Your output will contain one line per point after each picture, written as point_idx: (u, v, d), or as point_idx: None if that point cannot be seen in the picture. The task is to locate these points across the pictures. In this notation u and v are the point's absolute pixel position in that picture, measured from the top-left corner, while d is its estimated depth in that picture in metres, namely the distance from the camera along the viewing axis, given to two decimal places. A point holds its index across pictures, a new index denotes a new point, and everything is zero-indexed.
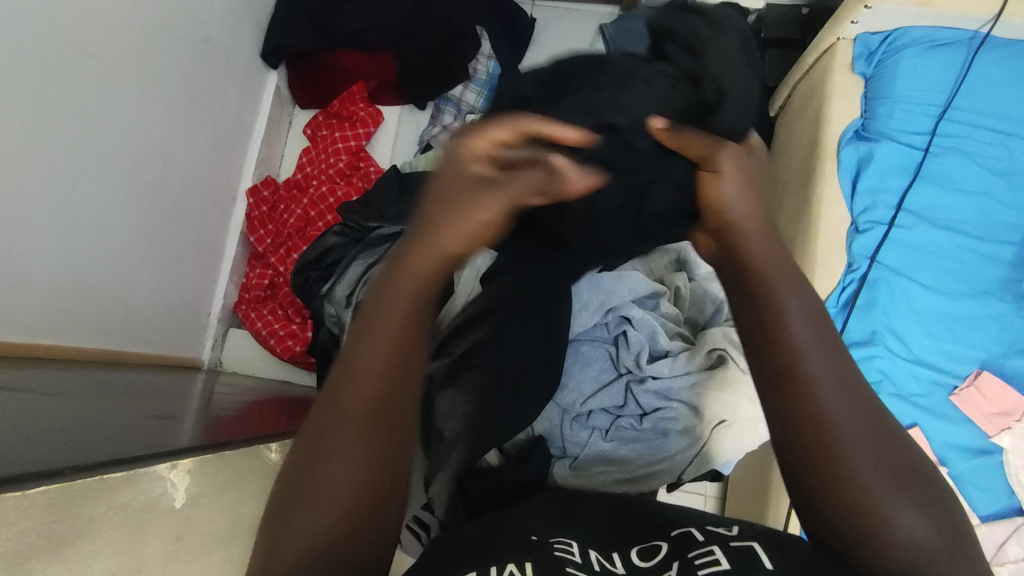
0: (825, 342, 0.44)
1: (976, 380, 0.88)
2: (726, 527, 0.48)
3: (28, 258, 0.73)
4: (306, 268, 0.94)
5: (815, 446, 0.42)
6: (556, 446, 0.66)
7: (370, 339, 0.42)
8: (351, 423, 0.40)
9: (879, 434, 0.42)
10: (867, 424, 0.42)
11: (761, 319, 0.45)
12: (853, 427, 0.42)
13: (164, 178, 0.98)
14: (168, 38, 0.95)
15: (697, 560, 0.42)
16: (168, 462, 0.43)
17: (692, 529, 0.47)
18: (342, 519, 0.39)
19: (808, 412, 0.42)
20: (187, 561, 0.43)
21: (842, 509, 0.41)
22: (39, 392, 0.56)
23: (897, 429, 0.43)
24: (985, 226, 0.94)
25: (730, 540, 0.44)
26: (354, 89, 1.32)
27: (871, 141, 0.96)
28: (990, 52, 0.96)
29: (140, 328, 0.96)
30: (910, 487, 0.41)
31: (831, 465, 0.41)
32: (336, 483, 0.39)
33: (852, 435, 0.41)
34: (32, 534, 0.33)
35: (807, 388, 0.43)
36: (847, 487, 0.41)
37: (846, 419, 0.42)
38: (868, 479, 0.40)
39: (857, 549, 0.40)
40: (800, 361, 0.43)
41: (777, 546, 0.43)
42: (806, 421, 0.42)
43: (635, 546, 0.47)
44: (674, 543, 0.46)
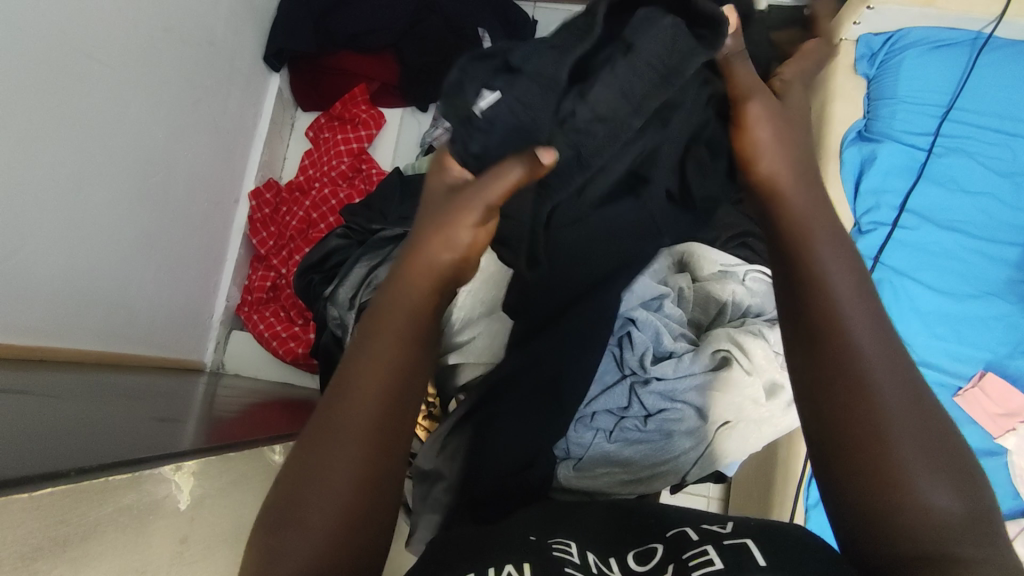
0: (876, 320, 0.44)
1: (981, 381, 0.87)
2: (719, 525, 0.47)
3: (32, 261, 0.73)
4: (310, 271, 0.95)
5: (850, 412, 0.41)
6: (560, 448, 0.66)
7: (365, 347, 0.46)
8: (344, 431, 0.43)
9: (924, 414, 0.41)
10: (912, 398, 0.41)
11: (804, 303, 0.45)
12: (896, 397, 0.41)
13: (167, 181, 0.98)
14: (171, 40, 0.96)
15: (690, 561, 0.42)
16: (174, 464, 0.43)
17: (688, 529, 0.47)
18: (345, 480, 0.41)
19: (847, 376, 0.42)
20: (191, 563, 0.43)
21: (864, 482, 0.40)
22: (43, 394, 0.56)
23: (929, 404, 0.41)
24: (990, 226, 0.93)
25: (724, 539, 0.44)
26: (355, 91, 1.32)
27: (874, 142, 0.96)
28: (993, 53, 0.96)
29: (142, 330, 0.96)
30: (949, 470, 0.39)
31: (858, 429, 0.41)
32: (323, 487, 0.41)
33: (892, 402, 0.40)
34: (38, 536, 0.32)
35: (849, 354, 0.43)
36: (878, 455, 0.40)
37: (874, 394, 0.41)
38: (904, 450, 0.39)
39: (879, 525, 0.39)
40: (849, 332, 0.43)
41: (771, 540, 0.42)
42: (844, 387, 0.42)
43: (631, 550, 0.47)
44: (668, 544, 0.46)
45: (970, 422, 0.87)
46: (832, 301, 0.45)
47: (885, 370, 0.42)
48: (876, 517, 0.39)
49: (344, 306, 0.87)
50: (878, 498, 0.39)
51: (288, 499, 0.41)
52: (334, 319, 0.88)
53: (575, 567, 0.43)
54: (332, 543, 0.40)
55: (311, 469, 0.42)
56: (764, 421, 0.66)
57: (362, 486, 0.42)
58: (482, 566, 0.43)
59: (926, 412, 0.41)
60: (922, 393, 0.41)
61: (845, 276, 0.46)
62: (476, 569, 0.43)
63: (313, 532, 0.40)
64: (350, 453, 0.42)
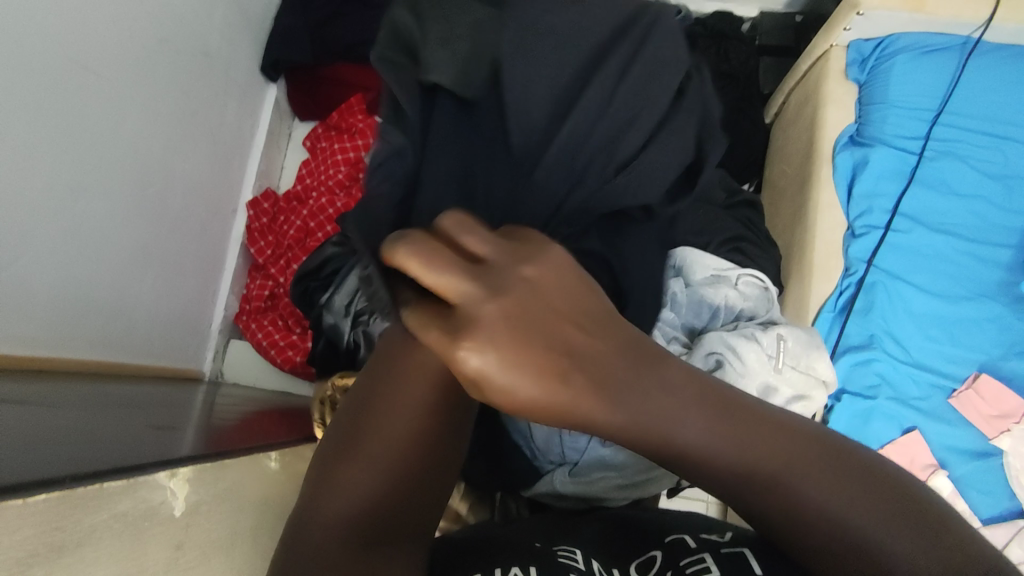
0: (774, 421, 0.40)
1: (975, 383, 0.88)
2: (719, 534, 0.49)
3: (29, 271, 0.73)
4: (306, 278, 0.96)
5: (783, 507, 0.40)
6: (556, 453, 0.66)
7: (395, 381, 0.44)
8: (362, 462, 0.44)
9: (857, 480, 0.39)
10: (833, 472, 0.39)
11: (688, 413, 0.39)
12: (828, 485, 0.39)
13: (164, 192, 0.99)
14: (168, 53, 0.96)
15: (687, 569, 0.45)
16: (167, 471, 0.44)
17: (687, 534, 0.50)
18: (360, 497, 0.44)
19: (767, 488, 0.40)
20: (188, 568, 0.42)
21: (815, 538, 0.40)
22: (38, 403, 0.56)
23: (859, 460, 0.40)
24: (981, 228, 0.94)
25: (721, 547, 0.47)
26: (354, 101, 1.33)
27: (866, 146, 0.97)
28: (980, 58, 0.97)
29: (140, 340, 0.96)
30: (896, 523, 0.39)
31: (783, 499, 0.40)
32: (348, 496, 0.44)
33: (826, 492, 0.39)
34: (33, 542, 0.33)
35: (745, 470, 0.39)
36: (823, 536, 0.40)
37: (802, 463, 0.39)
38: (855, 524, 0.39)
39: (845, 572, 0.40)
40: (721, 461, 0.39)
41: (766, 551, 0.45)
42: (784, 491, 0.40)
43: (634, 562, 0.49)
44: (667, 553, 0.48)
45: (965, 423, 0.87)
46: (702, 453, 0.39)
47: (791, 467, 0.39)
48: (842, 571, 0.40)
49: (340, 313, 0.88)
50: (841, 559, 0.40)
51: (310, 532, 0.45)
52: (330, 325, 0.89)
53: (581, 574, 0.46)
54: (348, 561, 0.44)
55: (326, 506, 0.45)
56: None
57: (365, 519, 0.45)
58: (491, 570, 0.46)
59: (858, 476, 0.40)
60: (847, 455, 0.40)
61: (686, 415, 0.38)
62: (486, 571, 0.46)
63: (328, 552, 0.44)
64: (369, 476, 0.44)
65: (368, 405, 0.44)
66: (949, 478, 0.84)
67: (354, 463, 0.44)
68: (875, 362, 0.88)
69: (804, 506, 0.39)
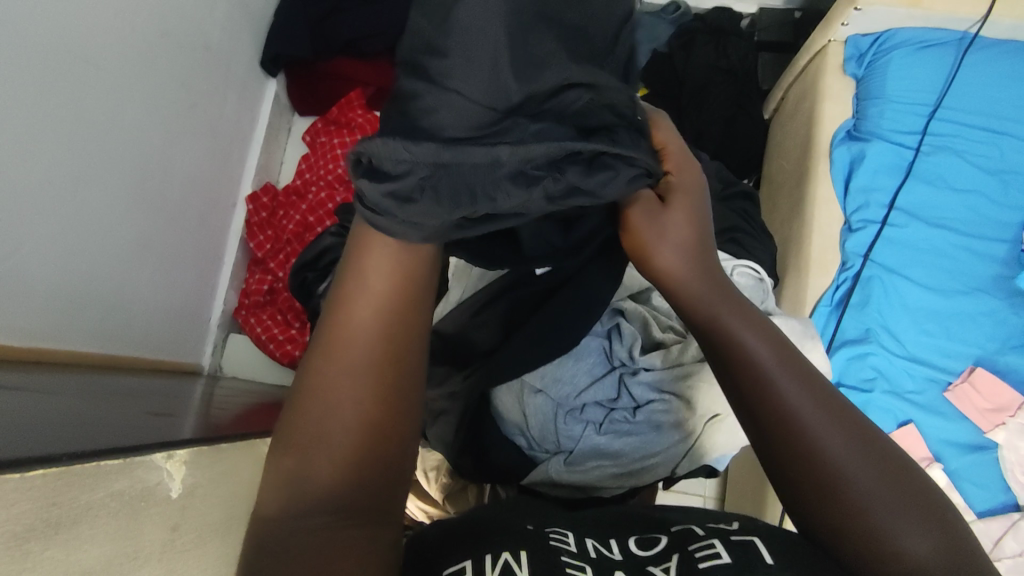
0: (801, 383, 0.46)
1: (970, 376, 0.88)
2: (726, 522, 0.50)
3: (28, 263, 0.74)
4: (304, 269, 0.96)
5: (791, 446, 0.45)
6: (551, 442, 0.66)
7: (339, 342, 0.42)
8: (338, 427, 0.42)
9: (852, 429, 0.45)
10: (835, 418, 0.45)
11: (729, 363, 0.47)
12: (833, 431, 0.45)
13: (164, 184, 0.99)
14: (168, 46, 0.97)
15: (697, 552, 0.44)
16: (163, 452, 0.44)
17: (694, 525, 0.49)
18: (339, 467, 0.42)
19: (780, 421, 0.45)
20: (183, 551, 0.43)
21: (834, 509, 0.44)
22: (38, 391, 0.56)
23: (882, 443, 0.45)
24: (977, 223, 0.94)
25: (732, 535, 0.46)
26: (353, 95, 1.34)
27: (863, 141, 0.97)
28: (978, 53, 0.97)
29: (139, 332, 0.97)
30: (882, 475, 0.44)
31: (806, 452, 0.44)
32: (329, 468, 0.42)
33: (824, 427, 0.45)
34: (32, 515, 0.33)
35: (775, 397, 0.46)
36: (822, 480, 0.44)
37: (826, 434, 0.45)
38: (843, 466, 0.44)
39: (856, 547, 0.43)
40: (772, 379, 0.46)
41: (775, 540, 0.45)
42: (803, 446, 0.45)
43: (634, 536, 0.49)
44: (673, 536, 0.48)
45: (960, 417, 0.87)
46: (759, 366, 0.46)
47: (807, 405, 0.45)
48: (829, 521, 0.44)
49: None
50: (828, 507, 0.44)
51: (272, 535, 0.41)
52: None
53: (571, 555, 0.45)
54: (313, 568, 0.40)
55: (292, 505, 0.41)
56: None
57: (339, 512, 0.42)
58: (478, 553, 0.45)
59: (852, 427, 0.45)
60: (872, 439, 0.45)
61: (750, 327, 0.48)
62: (471, 559, 0.44)
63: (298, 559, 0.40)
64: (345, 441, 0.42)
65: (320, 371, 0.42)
66: (945, 471, 0.85)
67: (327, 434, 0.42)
68: (869, 356, 0.88)
69: (810, 444, 0.44)
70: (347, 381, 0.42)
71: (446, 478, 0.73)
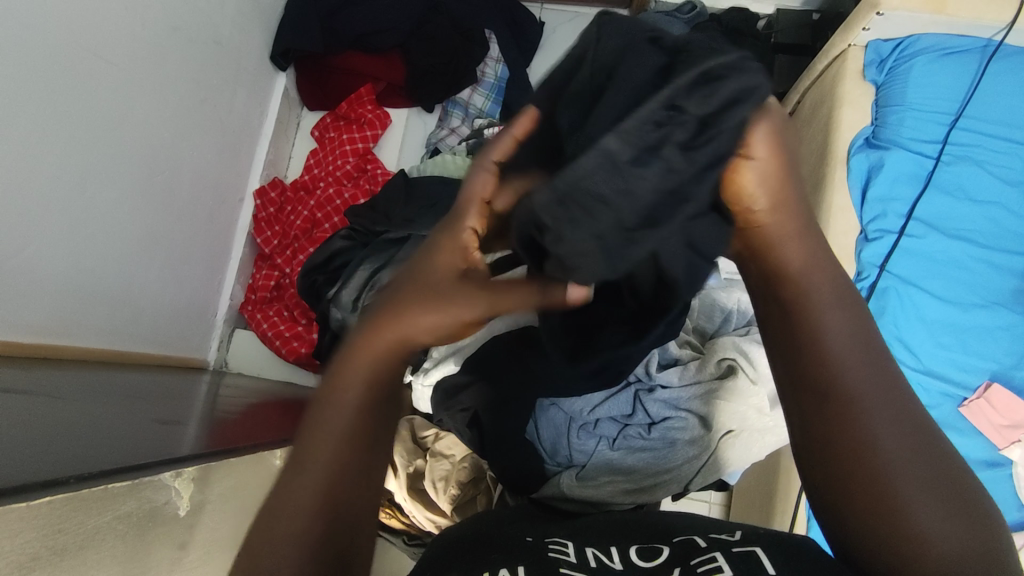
0: (868, 357, 0.43)
1: (986, 392, 0.86)
2: (729, 532, 0.48)
3: (37, 259, 0.73)
4: (313, 271, 0.97)
5: (839, 432, 0.42)
6: (563, 455, 0.66)
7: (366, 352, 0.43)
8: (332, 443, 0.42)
9: (914, 434, 0.41)
10: (898, 416, 0.41)
11: (788, 331, 0.44)
12: (894, 427, 0.41)
13: (173, 180, 0.98)
14: (179, 40, 0.96)
15: (699, 567, 0.42)
16: (173, 471, 0.45)
17: (696, 535, 0.47)
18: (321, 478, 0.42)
19: (835, 405, 0.42)
20: (189, 568, 0.45)
21: (863, 498, 0.40)
22: (46, 394, 0.56)
23: (936, 437, 0.42)
24: (997, 236, 0.93)
25: (732, 546, 0.44)
26: (361, 91, 1.32)
27: (882, 149, 0.96)
28: (1002, 61, 0.95)
29: (146, 329, 0.96)
30: (933, 478, 0.40)
31: (849, 432, 0.41)
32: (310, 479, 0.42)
33: (877, 409, 0.41)
34: (32, 545, 0.33)
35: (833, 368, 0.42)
36: (862, 464, 0.41)
37: (879, 417, 0.41)
38: (893, 466, 0.40)
39: (880, 543, 0.40)
40: (840, 363, 0.42)
41: (778, 551, 0.43)
42: (847, 421, 0.41)
43: (635, 546, 0.47)
44: (676, 548, 0.46)
45: (975, 432, 0.86)
46: (825, 346, 0.43)
47: (873, 394, 0.42)
48: (859, 522, 0.41)
49: (347, 308, 0.90)
50: (859, 504, 0.41)
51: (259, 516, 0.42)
52: (337, 320, 0.91)
53: (571, 566, 0.44)
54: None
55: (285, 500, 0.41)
56: (768, 430, 0.66)
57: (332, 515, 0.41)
58: (480, 570, 0.43)
59: (915, 431, 0.41)
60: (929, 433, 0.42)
61: (831, 306, 0.44)
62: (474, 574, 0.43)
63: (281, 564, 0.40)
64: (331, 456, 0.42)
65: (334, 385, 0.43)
66: None
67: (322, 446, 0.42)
68: None
69: (865, 432, 0.41)
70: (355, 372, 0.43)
71: (456, 489, 0.73)
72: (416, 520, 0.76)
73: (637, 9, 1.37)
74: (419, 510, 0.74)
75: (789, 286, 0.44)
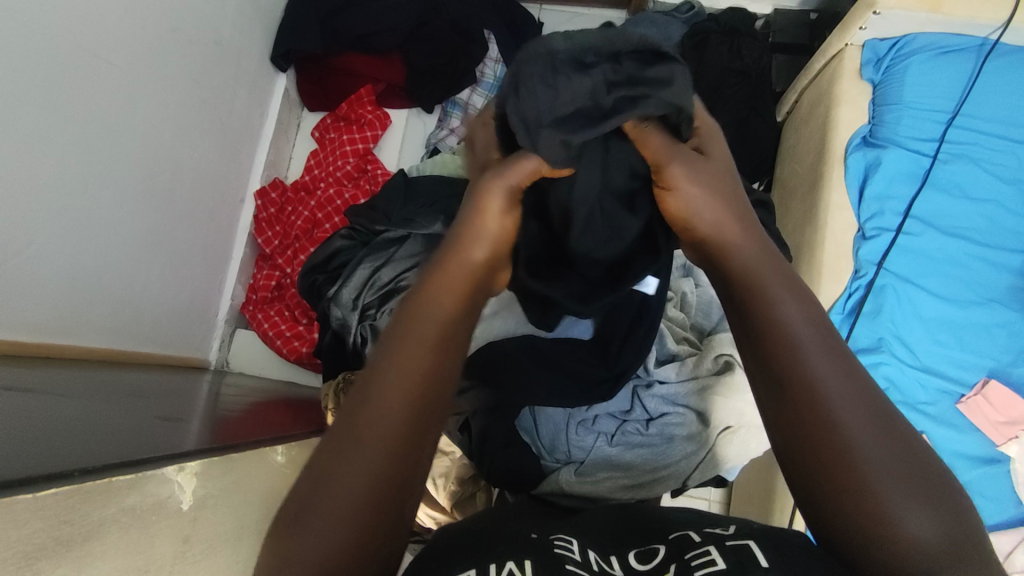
0: (829, 343, 0.43)
1: (983, 389, 0.87)
2: (723, 527, 0.48)
3: (39, 258, 0.74)
4: (314, 271, 0.98)
5: (804, 419, 0.42)
6: (562, 452, 0.66)
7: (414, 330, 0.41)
8: (379, 428, 0.39)
9: (885, 425, 0.41)
10: (869, 407, 0.41)
11: (751, 321, 0.44)
12: (857, 412, 0.41)
13: (174, 181, 0.99)
14: (180, 41, 0.97)
15: (693, 561, 0.43)
16: (175, 465, 0.46)
17: (691, 531, 0.48)
18: (371, 469, 0.38)
19: (797, 391, 0.42)
20: (194, 561, 0.44)
21: (827, 483, 0.41)
22: (48, 392, 0.56)
23: (902, 423, 0.42)
24: (994, 233, 0.93)
25: (726, 540, 0.45)
26: (361, 92, 1.33)
27: (879, 148, 0.96)
28: (998, 60, 0.96)
29: (148, 328, 0.97)
30: (899, 461, 0.40)
31: (811, 416, 0.41)
32: (355, 470, 0.38)
33: (838, 393, 0.41)
34: (39, 536, 0.33)
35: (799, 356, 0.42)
36: (826, 450, 0.41)
37: (841, 401, 0.41)
38: (859, 450, 0.40)
39: (848, 526, 0.40)
40: (803, 352, 0.42)
41: (773, 546, 0.43)
42: (811, 405, 0.41)
43: (634, 550, 0.48)
44: (672, 545, 0.46)
45: (972, 429, 0.86)
46: (785, 332, 0.43)
47: (836, 380, 0.42)
48: (834, 514, 0.40)
49: (347, 307, 0.91)
50: (827, 489, 0.41)
51: (287, 520, 0.38)
52: (337, 319, 0.92)
53: (575, 564, 0.44)
54: (356, 551, 0.38)
55: (346, 453, 0.39)
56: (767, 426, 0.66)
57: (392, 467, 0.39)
58: (483, 563, 0.44)
59: (886, 423, 0.41)
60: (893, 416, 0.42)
61: (787, 295, 0.44)
62: (476, 569, 0.43)
63: (335, 519, 0.38)
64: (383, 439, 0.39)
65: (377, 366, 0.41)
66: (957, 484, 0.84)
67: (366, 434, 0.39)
68: (882, 365, 0.87)
69: (828, 417, 0.41)
70: (430, 319, 0.42)
71: (455, 485, 0.74)
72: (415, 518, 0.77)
73: (635, 9, 1.38)
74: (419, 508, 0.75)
75: (742, 276, 0.45)
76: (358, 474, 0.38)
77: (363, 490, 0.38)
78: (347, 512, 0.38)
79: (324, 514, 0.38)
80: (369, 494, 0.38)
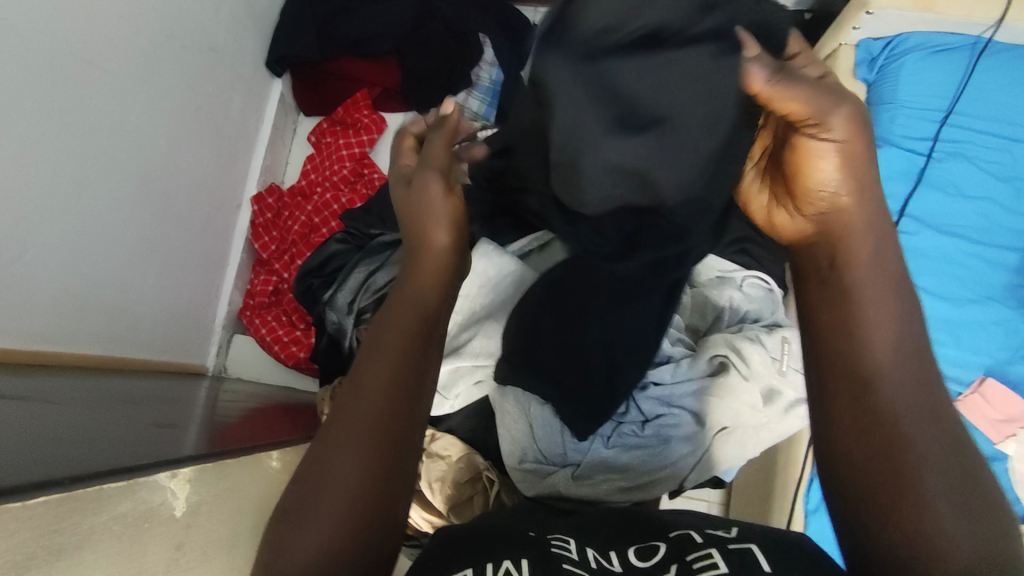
0: (905, 359, 0.44)
1: (981, 386, 0.87)
2: (725, 530, 0.48)
3: (36, 265, 0.74)
4: (309, 275, 0.99)
5: (863, 427, 0.43)
6: (557, 455, 0.66)
7: (387, 340, 0.47)
8: (361, 428, 0.43)
9: (945, 444, 0.42)
10: (933, 430, 0.42)
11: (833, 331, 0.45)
12: (925, 430, 0.42)
13: (169, 186, 0.99)
14: (175, 47, 0.97)
15: (695, 564, 0.42)
16: (168, 472, 0.45)
17: (692, 532, 0.48)
18: (359, 468, 0.42)
19: (871, 398, 0.43)
20: (187, 568, 0.45)
21: (880, 496, 0.41)
22: (41, 399, 0.56)
23: (961, 443, 0.43)
24: (988, 231, 0.93)
25: (729, 543, 0.44)
26: (358, 96, 1.33)
27: (874, 147, 0.97)
28: (992, 57, 0.96)
29: (145, 335, 0.97)
30: (954, 483, 0.41)
31: (873, 428, 0.42)
32: (345, 469, 0.42)
33: (910, 409, 0.42)
34: (31, 544, 0.34)
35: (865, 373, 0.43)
36: (889, 462, 0.41)
37: (909, 416, 0.42)
38: (923, 464, 0.41)
39: (894, 540, 0.40)
40: (873, 367, 0.43)
41: (777, 548, 0.43)
42: (871, 419, 0.43)
43: (633, 546, 0.47)
44: (673, 544, 0.46)
45: (970, 427, 0.86)
46: (860, 347, 0.44)
47: (906, 396, 0.43)
48: (884, 530, 0.41)
49: (343, 311, 0.91)
50: (880, 501, 0.41)
51: (288, 524, 0.41)
52: (332, 323, 0.92)
53: (572, 563, 0.44)
54: (355, 528, 0.41)
55: (338, 438, 0.43)
56: (762, 427, 0.67)
57: (386, 446, 0.44)
58: (480, 561, 0.44)
59: (949, 446, 0.42)
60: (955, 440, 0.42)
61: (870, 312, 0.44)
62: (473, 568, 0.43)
63: (331, 515, 0.41)
64: (366, 438, 0.43)
65: (354, 379, 0.46)
66: None
67: (350, 435, 0.43)
68: None
69: (896, 429, 0.42)
70: (399, 323, 0.48)
71: (451, 489, 0.73)
72: (411, 522, 0.76)
73: None
74: (417, 511, 0.75)
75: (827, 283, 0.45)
76: (348, 473, 0.42)
77: (357, 486, 0.42)
78: (343, 497, 0.42)
79: (320, 513, 0.41)
80: (362, 491, 0.42)
